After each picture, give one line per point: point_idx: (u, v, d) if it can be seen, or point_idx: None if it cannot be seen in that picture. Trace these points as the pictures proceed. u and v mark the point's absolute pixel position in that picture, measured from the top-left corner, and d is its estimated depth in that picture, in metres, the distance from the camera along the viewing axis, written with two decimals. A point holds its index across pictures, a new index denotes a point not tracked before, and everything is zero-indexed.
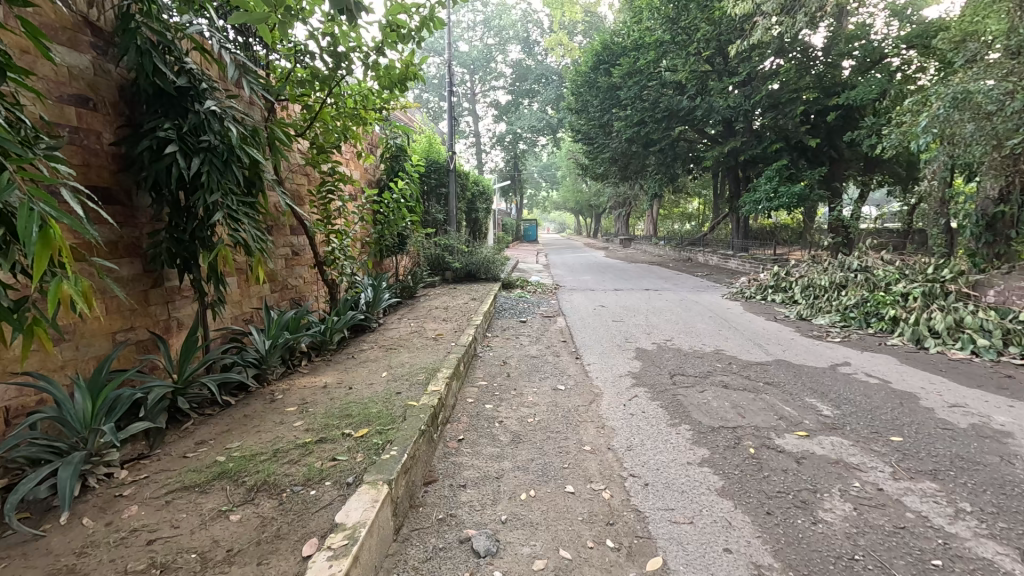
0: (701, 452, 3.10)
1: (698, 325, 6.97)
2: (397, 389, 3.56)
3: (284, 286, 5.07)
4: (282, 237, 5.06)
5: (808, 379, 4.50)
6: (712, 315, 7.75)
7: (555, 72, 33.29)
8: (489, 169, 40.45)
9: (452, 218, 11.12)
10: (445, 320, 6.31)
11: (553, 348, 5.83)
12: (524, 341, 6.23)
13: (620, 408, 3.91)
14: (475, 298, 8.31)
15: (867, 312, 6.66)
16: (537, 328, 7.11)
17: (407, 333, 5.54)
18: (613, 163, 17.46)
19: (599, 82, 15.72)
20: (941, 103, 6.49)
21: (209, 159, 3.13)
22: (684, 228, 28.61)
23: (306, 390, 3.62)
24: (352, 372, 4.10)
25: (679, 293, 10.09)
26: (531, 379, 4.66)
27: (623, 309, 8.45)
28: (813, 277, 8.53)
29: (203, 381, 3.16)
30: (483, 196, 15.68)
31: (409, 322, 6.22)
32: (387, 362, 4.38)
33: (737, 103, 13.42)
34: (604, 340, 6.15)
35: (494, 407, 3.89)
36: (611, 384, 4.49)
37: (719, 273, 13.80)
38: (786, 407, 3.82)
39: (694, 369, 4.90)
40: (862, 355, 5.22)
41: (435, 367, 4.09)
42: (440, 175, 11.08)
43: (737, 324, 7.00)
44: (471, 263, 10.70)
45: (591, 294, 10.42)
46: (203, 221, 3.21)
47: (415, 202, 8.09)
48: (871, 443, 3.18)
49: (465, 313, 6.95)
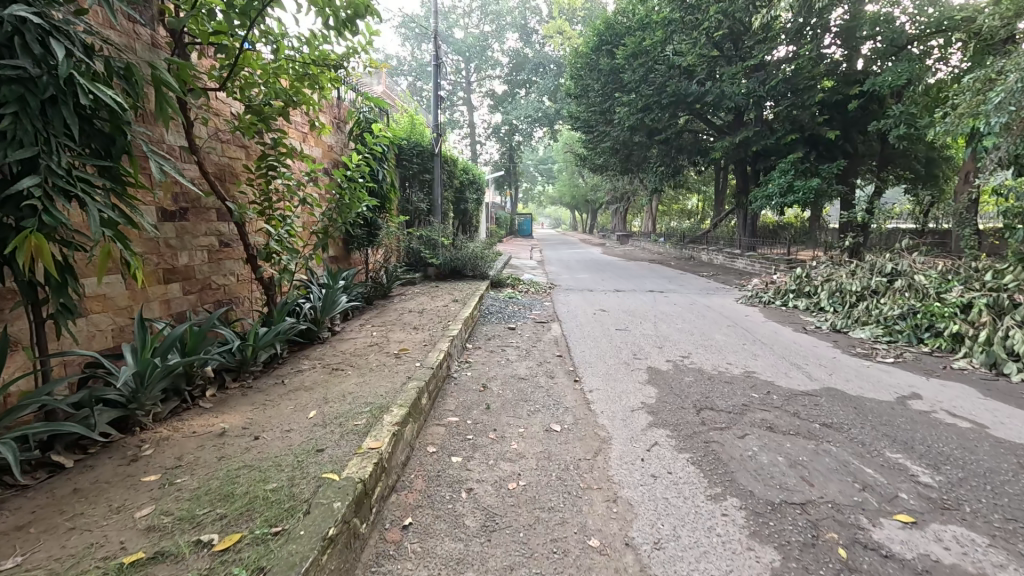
0: (768, 557, 2.04)
1: (717, 337, 5.92)
2: (319, 444, 2.46)
3: (202, 284, 4.00)
4: (199, 222, 3.99)
5: (876, 419, 3.46)
6: (730, 324, 6.70)
7: (553, 61, 32.01)
8: (483, 161, 39.13)
9: (436, 208, 10.03)
10: (417, 329, 5.21)
11: (546, 366, 4.76)
12: (510, 356, 5.15)
13: (636, 465, 2.84)
14: (457, 300, 7.22)
15: (916, 325, 5.64)
16: (527, 338, 6.04)
17: (364, 346, 4.44)
18: (614, 153, 16.34)
19: (600, 65, 14.55)
20: (1017, 76, 5.39)
21: (17, 96, 2.01)
22: (684, 225, 27.63)
23: (192, 442, 2.51)
24: (271, 409, 2.99)
25: (687, 296, 9.04)
26: (517, 413, 3.59)
27: (627, 314, 7.40)
28: (843, 282, 7.49)
29: (9, 438, 2.04)
30: (474, 186, 14.54)
31: (372, 330, 5.11)
32: (324, 391, 3.28)
33: (751, 89, 12.33)
34: (607, 356, 5.08)
35: (462, 462, 2.81)
36: (622, 423, 3.41)
37: (726, 274, 12.79)
38: (867, 469, 2.76)
39: (726, 401, 3.84)
40: (931, 384, 4.18)
41: (386, 404, 2.99)
42: (423, 159, 9.94)
43: (762, 336, 5.95)
44: (456, 259, 9.60)
45: (589, 296, 9.35)
46: (12, 193, 2.09)
47: (388, 187, 6.99)
48: (1016, 542, 2.14)
49: (442, 318, 5.86)
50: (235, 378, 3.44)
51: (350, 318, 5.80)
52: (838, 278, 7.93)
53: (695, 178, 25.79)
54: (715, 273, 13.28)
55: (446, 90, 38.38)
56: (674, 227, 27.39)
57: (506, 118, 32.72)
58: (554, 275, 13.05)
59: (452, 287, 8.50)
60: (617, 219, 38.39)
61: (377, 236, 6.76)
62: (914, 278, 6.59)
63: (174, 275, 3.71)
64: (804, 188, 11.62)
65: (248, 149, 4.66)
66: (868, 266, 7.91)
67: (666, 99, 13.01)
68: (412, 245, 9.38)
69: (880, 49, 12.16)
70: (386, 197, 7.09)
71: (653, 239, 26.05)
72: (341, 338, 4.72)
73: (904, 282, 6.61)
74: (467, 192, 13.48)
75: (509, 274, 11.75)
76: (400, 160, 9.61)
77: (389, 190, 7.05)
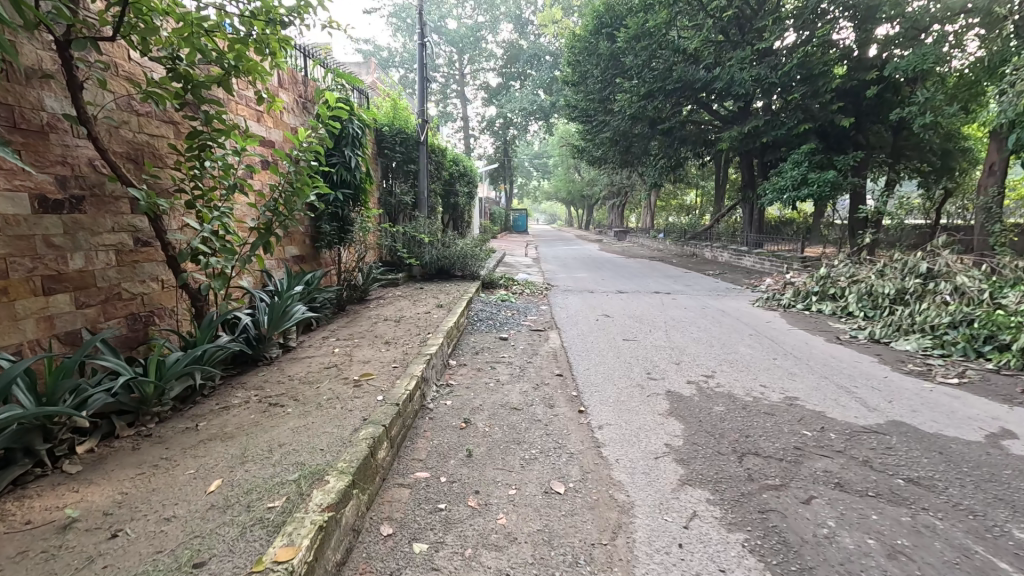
0: None
1: (741, 349, 5.12)
2: (202, 552, 1.61)
3: (104, 294, 3.13)
4: (100, 214, 3.12)
5: (975, 471, 2.66)
6: (750, 332, 5.91)
7: (549, 52, 31.04)
8: (477, 155, 38.14)
9: (422, 201, 9.16)
10: (389, 343, 4.36)
11: (543, 390, 3.94)
12: (501, 376, 4.32)
13: (673, 555, 2.02)
14: (443, 305, 6.38)
15: (972, 335, 4.86)
16: (522, 350, 5.22)
17: (318, 370, 3.59)
18: (614, 145, 15.47)
19: (599, 48, 13.66)
20: None
21: None
22: (684, 221, 26.86)
23: (12, 546, 1.66)
24: (161, 475, 2.13)
25: (697, 298, 8.24)
26: (507, 463, 2.78)
27: (634, 320, 6.59)
28: (875, 284, 6.70)
29: None
30: (465, 178, 13.68)
31: (334, 347, 4.26)
32: (245, 443, 2.43)
33: (762, 75, 11.51)
34: (616, 377, 4.27)
35: (428, 557, 1.98)
36: (644, 481, 2.60)
37: (734, 273, 12.02)
38: (998, 563, 1.97)
39: (772, 443, 3.03)
40: (1018, 415, 3.39)
41: (321, 469, 2.13)
42: (408, 148, 9.07)
43: (792, 348, 5.16)
44: (444, 257, 8.75)
45: (589, 298, 8.54)
46: None
47: (364, 176, 6.12)
48: None
49: (422, 327, 5.03)
50: (130, 424, 2.58)
51: (313, 329, 4.95)
52: (867, 279, 7.15)
53: (695, 171, 24.98)
54: (722, 272, 12.50)
55: (439, 82, 37.29)
56: (673, 223, 26.61)
57: (501, 111, 31.74)
58: (550, 274, 12.26)
59: (438, 290, 7.67)
60: (614, 214, 37.63)
61: (352, 235, 5.90)
62: (958, 278, 5.81)
63: (59, 282, 2.85)
64: (819, 181, 10.86)
65: (178, 126, 3.79)
66: (899, 266, 7.14)
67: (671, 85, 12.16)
68: (395, 241, 8.54)
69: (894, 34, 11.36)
70: (362, 188, 6.22)
71: (651, 235, 25.26)
72: (293, 358, 3.87)
73: (949, 286, 5.82)
74: (457, 185, 12.58)
75: (502, 273, 10.92)
76: (381, 148, 8.74)
77: (364, 180, 6.19)
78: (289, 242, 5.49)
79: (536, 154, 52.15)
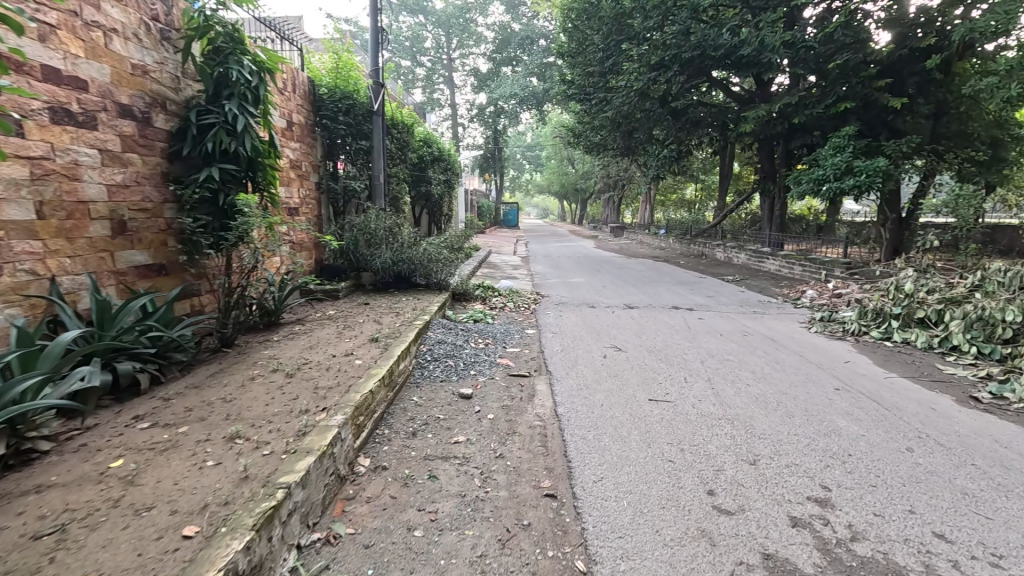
0: None
1: (841, 425, 3.18)
2: None
3: None
4: None
5: None
6: (833, 383, 3.99)
7: (542, 34, 28.04)
8: (466, 145, 35.86)
9: (376, 190, 7.19)
10: (235, 438, 2.37)
11: (518, 562, 1.96)
12: (441, 503, 2.33)
13: None
14: (381, 336, 4.38)
15: None
16: (489, 425, 3.24)
17: (5, 552, 1.58)
18: (615, 128, 13.42)
19: (601, 10, 11.57)
20: None
21: None
22: (685, 215, 24.96)
23: None
24: None
25: (729, 320, 6.31)
26: None
27: (656, 357, 4.64)
28: (992, 310, 4.79)
29: None
30: (443, 163, 11.65)
31: (122, 452, 2.24)
32: None
33: (798, 40, 9.51)
34: (655, 509, 2.30)
35: None
36: None
37: (758, 280, 10.13)
38: None
39: None
40: None
41: None
42: (355, 119, 7.04)
43: (920, 423, 3.23)
44: (401, 262, 6.76)
45: (590, 316, 6.60)
46: None
47: (260, 146, 4.08)
48: None
49: (322, 389, 3.03)
50: None
51: (135, 397, 2.93)
52: (970, 300, 5.24)
53: (698, 162, 23.01)
54: (743, 278, 10.60)
55: (425, 67, 34.88)
56: (674, 218, 24.69)
57: (490, 97, 29.52)
58: (540, 279, 10.32)
59: (387, 309, 5.66)
60: (610, 210, 35.83)
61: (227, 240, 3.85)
62: None
63: None
64: (867, 171, 8.93)
65: None
66: (1010, 281, 5.24)
67: (688, 51, 10.10)
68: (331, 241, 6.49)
69: (935, 5, 9.65)
70: (258, 164, 4.20)
71: (652, 232, 23.32)
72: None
73: None
74: (431, 170, 10.51)
75: (482, 279, 8.93)
76: (320, 117, 6.68)
77: (262, 153, 4.16)
78: (120, 246, 3.47)
79: (528, 144, 50.04)
